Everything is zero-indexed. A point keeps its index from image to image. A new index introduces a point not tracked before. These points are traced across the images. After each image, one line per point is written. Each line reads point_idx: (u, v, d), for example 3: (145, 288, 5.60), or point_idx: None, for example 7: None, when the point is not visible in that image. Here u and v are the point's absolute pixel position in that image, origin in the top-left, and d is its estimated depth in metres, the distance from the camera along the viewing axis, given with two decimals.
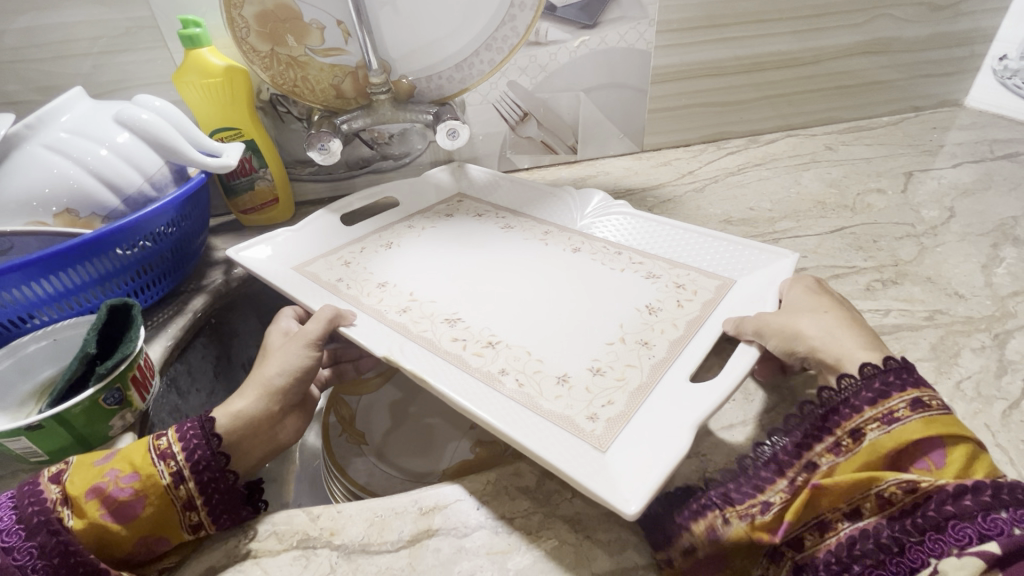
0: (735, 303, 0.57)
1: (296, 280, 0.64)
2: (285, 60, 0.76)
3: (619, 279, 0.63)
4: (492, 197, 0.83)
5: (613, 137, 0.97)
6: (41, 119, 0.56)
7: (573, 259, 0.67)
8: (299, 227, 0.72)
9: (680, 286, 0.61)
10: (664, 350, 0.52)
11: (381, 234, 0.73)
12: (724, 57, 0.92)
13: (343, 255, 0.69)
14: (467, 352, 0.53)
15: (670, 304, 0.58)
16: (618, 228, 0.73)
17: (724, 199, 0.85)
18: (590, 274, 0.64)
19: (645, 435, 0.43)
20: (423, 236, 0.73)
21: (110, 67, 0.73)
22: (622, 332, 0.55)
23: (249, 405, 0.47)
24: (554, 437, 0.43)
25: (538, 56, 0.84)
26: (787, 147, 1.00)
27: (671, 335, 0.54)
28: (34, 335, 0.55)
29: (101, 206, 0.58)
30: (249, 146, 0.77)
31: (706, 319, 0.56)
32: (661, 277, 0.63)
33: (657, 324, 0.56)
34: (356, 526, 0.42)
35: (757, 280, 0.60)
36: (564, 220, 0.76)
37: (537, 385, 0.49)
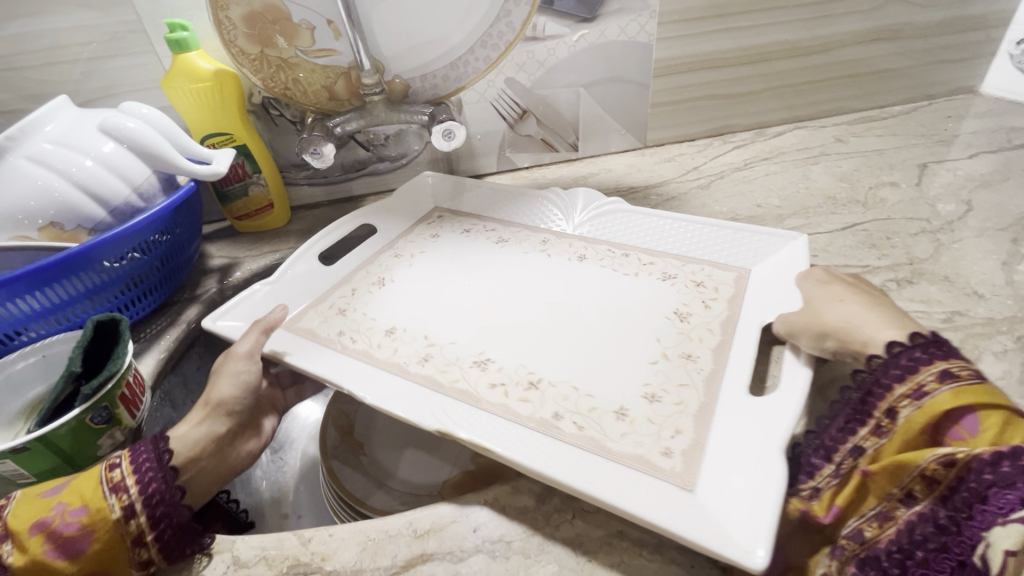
0: (762, 293, 0.57)
1: (288, 343, 0.58)
2: (275, 62, 0.74)
3: (642, 287, 0.61)
4: (471, 206, 0.80)
5: (615, 133, 0.94)
6: (24, 130, 0.55)
7: (594, 272, 0.64)
8: (278, 276, 0.66)
9: (700, 284, 0.60)
10: (710, 361, 0.51)
11: (368, 269, 0.69)
12: (729, 48, 0.89)
13: (335, 301, 0.64)
14: (511, 399, 0.49)
15: (696, 307, 0.57)
16: (613, 227, 0.71)
17: (730, 196, 0.82)
18: (619, 286, 0.61)
19: (729, 464, 0.40)
20: (416, 264, 0.69)
21: (99, 73, 0.72)
22: (663, 348, 0.53)
23: (192, 430, 0.51)
24: (634, 485, 0.40)
25: (535, 52, 0.82)
26: (795, 139, 0.97)
27: (711, 343, 0.52)
28: (22, 353, 0.54)
29: (86, 218, 0.56)
30: (241, 152, 0.76)
31: (741, 316, 0.55)
32: (677, 277, 0.62)
33: (693, 331, 0.54)
34: (348, 550, 0.40)
35: (774, 266, 0.60)
36: (557, 227, 0.73)
37: (598, 425, 0.46)
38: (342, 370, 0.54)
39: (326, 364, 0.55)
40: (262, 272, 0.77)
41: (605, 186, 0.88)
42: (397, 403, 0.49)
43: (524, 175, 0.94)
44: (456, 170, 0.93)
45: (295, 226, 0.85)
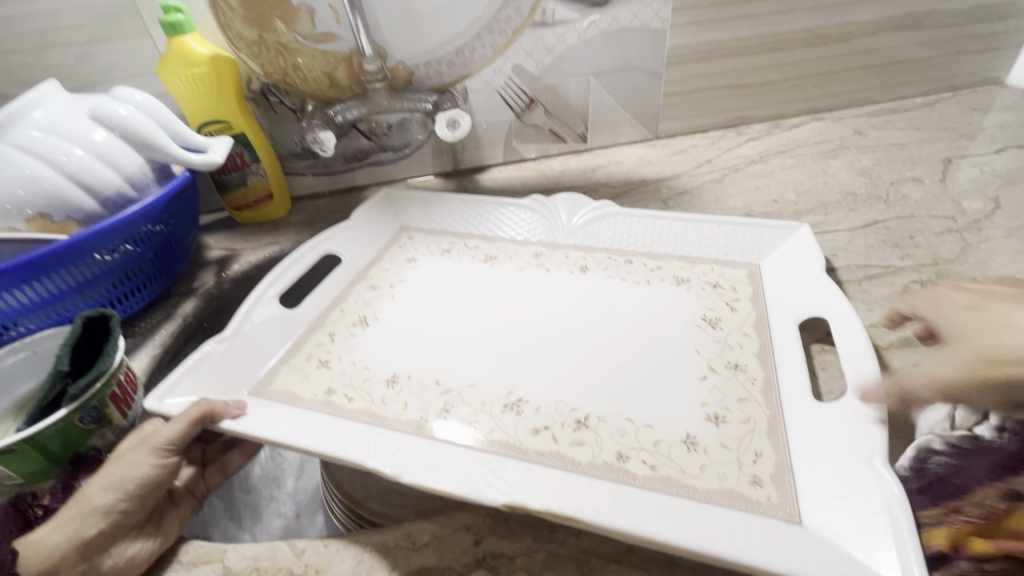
0: (782, 288, 0.58)
1: (269, 411, 0.49)
2: (273, 47, 0.71)
3: (662, 293, 0.59)
4: (443, 221, 0.74)
5: (625, 123, 0.91)
6: (12, 116, 0.53)
7: (616, 285, 0.61)
8: (243, 319, 0.57)
9: (717, 285, 0.59)
10: (759, 368, 0.50)
11: (342, 308, 0.62)
12: (746, 36, 0.85)
13: (312, 352, 0.56)
14: (563, 445, 0.45)
15: (722, 310, 0.56)
16: (611, 232, 0.68)
17: (745, 190, 0.79)
18: (648, 297, 0.59)
19: (826, 488, 0.39)
20: (399, 295, 0.63)
21: (93, 58, 0.69)
22: (707, 361, 0.51)
23: (50, 534, 0.37)
24: (742, 526, 0.38)
25: (544, 39, 0.79)
26: (812, 132, 0.93)
27: (752, 348, 0.52)
28: (11, 348, 0.52)
29: (76, 209, 0.54)
30: (239, 140, 0.73)
31: (770, 313, 0.55)
32: (690, 280, 0.61)
33: (730, 338, 0.53)
34: (344, 563, 0.38)
35: (785, 259, 0.61)
36: (546, 236, 0.69)
37: (673, 463, 0.43)
38: (355, 435, 0.46)
39: (321, 431, 0.46)
40: (261, 265, 0.75)
41: (615, 180, 0.85)
42: (437, 473, 0.41)
43: (531, 167, 0.91)
44: (462, 161, 0.90)
45: (296, 218, 0.83)
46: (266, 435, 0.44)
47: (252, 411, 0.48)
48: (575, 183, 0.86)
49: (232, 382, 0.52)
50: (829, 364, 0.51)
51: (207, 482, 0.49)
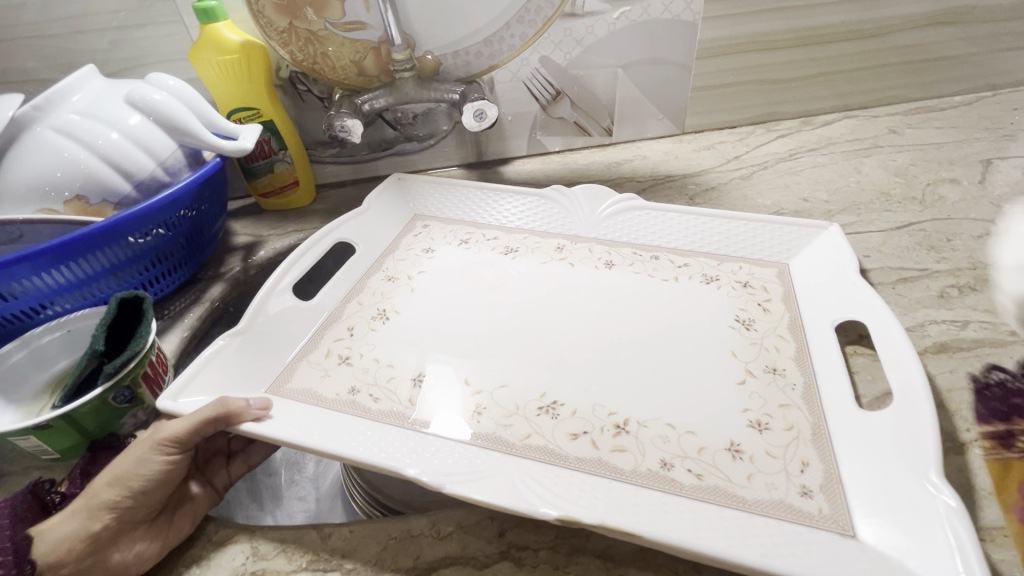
0: (814, 290, 0.56)
1: (287, 411, 0.49)
2: (304, 35, 0.72)
3: (692, 293, 0.58)
4: (459, 212, 0.73)
5: (652, 117, 0.90)
6: (51, 100, 0.54)
7: (647, 284, 0.60)
8: (255, 314, 0.56)
9: (747, 284, 0.58)
10: (798, 372, 0.49)
11: (359, 301, 0.62)
12: (780, 29, 0.83)
13: (333, 349, 0.56)
14: (603, 450, 0.45)
15: (755, 312, 0.56)
16: (636, 229, 0.67)
17: (774, 187, 0.78)
18: (679, 299, 0.58)
19: (882, 500, 0.38)
20: (418, 287, 0.63)
21: (127, 43, 0.70)
22: (745, 365, 0.50)
23: (63, 524, 0.39)
24: (798, 540, 0.37)
25: (573, 30, 0.78)
26: (845, 130, 0.91)
27: (790, 351, 0.51)
28: (47, 326, 0.54)
29: (111, 192, 0.55)
30: (268, 127, 0.74)
31: (804, 316, 0.54)
32: (719, 279, 0.60)
33: (765, 340, 0.52)
34: (369, 550, 0.39)
35: (816, 259, 0.59)
36: (567, 230, 0.69)
37: (720, 472, 0.42)
38: (390, 440, 0.47)
39: (350, 434, 0.47)
40: (286, 252, 0.76)
41: (640, 175, 0.84)
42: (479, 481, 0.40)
43: (555, 160, 0.90)
44: (486, 153, 0.89)
45: (320, 206, 0.83)
46: (285, 436, 0.44)
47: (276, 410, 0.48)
48: (600, 178, 0.85)
49: (249, 381, 0.52)
50: (862, 368, 0.50)
51: (229, 472, 0.49)
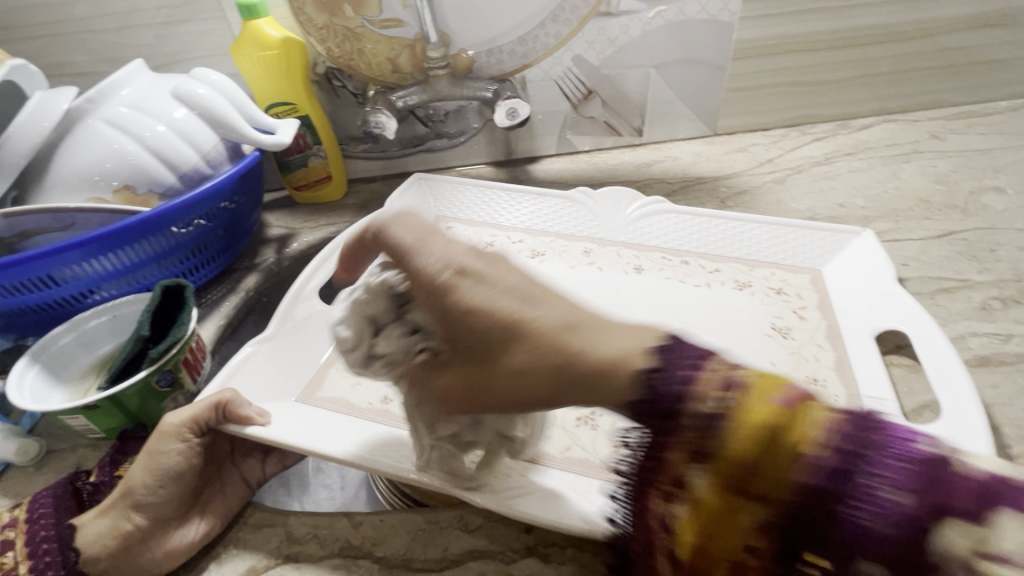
0: (850, 300, 0.56)
1: (315, 418, 0.50)
2: (341, 32, 0.73)
3: (725, 299, 0.58)
4: (486, 212, 0.73)
5: (683, 118, 0.89)
6: (103, 93, 0.56)
7: (679, 291, 0.60)
8: (284, 318, 0.58)
9: (781, 291, 0.58)
10: (840, 384, 0.49)
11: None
12: (818, 31, 0.81)
13: None
14: None
15: (791, 320, 0.55)
16: (665, 234, 0.66)
17: (809, 192, 0.77)
18: (713, 306, 0.58)
19: None
20: None
21: (170, 38, 0.72)
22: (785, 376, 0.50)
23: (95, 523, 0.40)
24: None
25: (607, 29, 0.77)
26: (883, 134, 0.89)
27: (829, 362, 0.51)
28: (95, 311, 0.56)
29: (157, 183, 0.57)
30: (304, 122, 0.75)
31: (841, 322, 0.54)
32: (753, 286, 0.59)
33: (804, 350, 0.52)
34: (399, 539, 0.40)
35: (850, 265, 0.59)
36: (594, 234, 0.68)
37: None
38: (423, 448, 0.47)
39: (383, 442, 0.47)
40: (318, 245, 0.77)
41: (670, 177, 0.84)
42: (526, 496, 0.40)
43: (584, 159, 0.90)
44: (514, 151, 0.90)
45: (351, 200, 0.85)
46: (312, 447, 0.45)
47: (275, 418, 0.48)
48: (629, 178, 0.85)
49: (280, 385, 0.53)
50: (899, 380, 0.50)
51: (262, 467, 0.48)
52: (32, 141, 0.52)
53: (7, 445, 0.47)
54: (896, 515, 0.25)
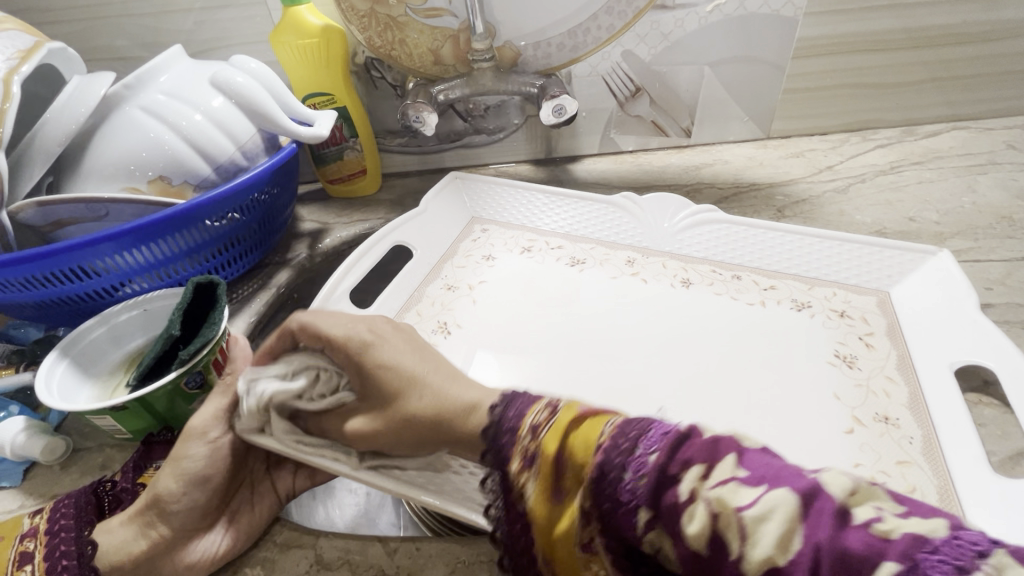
0: (923, 326, 0.51)
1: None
2: (383, 20, 0.70)
3: (782, 320, 0.55)
4: (522, 216, 0.70)
5: (736, 119, 0.83)
6: (140, 80, 0.54)
7: (732, 309, 0.56)
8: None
9: (844, 315, 0.54)
10: (915, 425, 0.45)
11: (418, 311, 0.60)
12: (892, 29, 0.75)
13: None
14: None
15: (856, 347, 0.52)
16: (716, 244, 0.62)
17: (874, 204, 0.72)
18: (770, 327, 0.54)
19: None
20: (480, 298, 0.61)
21: (210, 24, 0.70)
22: (852, 412, 0.47)
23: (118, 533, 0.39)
24: None
25: (661, 23, 0.73)
26: (954, 142, 0.82)
27: (902, 398, 0.47)
28: (125, 305, 0.55)
29: (192, 174, 0.55)
30: (341, 114, 0.73)
31: (914, 353, 0.50)
32: (812, 306, 0.55)
33: (872, 381, 0.49)
34: (435, 571, 0.38)
35: (922, 289, 0.54)
36: (638, 242, 0.65)
37: None
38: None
39: None
40: (351, 242, 0.75)
41: (720, 182, 0.79)
42: None
43: (628, 160, 0.85)
44: (555, 150, 0.86)
45: (385, 196, 0.82)
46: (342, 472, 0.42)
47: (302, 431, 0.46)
48: (676, 182, 0.80)
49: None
50: (989, 421, 0.45)
51: (293, 479, 0.45)
52: (68, 128, 0.50)
53: (33, 443, 0.46)
54: (647, 474, 0.28)
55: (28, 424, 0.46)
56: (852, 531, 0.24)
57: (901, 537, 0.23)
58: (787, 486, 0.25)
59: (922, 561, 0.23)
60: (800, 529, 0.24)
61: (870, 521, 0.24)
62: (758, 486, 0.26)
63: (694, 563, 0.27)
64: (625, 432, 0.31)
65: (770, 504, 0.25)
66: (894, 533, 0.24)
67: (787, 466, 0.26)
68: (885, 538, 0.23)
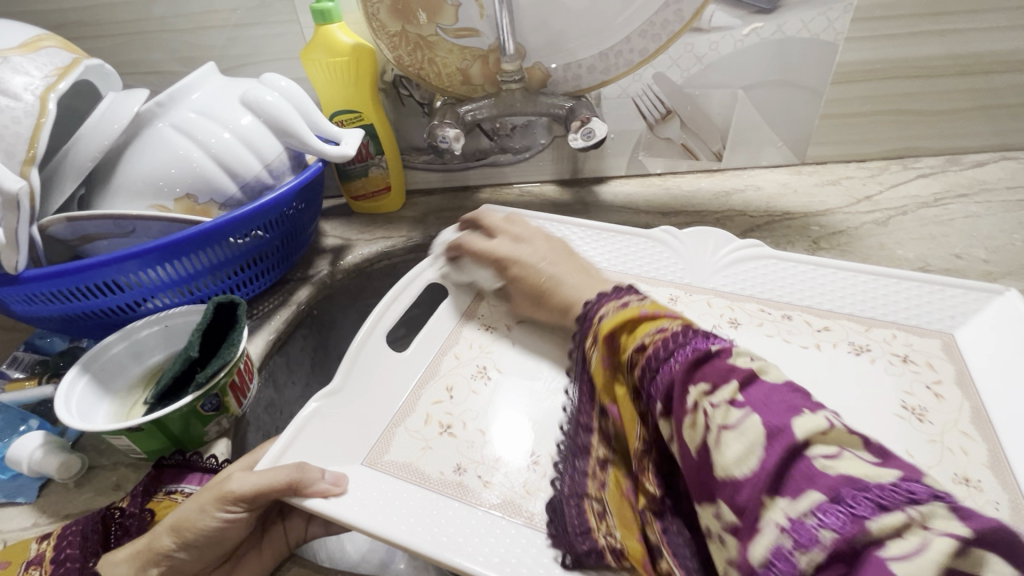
0: (993, 374, 0.49)
1: (382, 490, 0.46)
2: (413, 40, 0.69)
3: (840, 366, 0.52)
4: None
5: (771, 145, 0.81)
6: (173, 97, 0.54)
7: (784, 352, 0.54)
8: (349, 366, 0.54)
9: (908, 360, 0.52)
10: (999, 488, 0.42)
11: (456, 355, 0.58)
12: (937, 55, 0.72)
13: (432, 413, 0.52)
14: None
15: (925, 397, 0.49)
16: (762, 281, 0.60)
17: (916, 238, 0.69)
18: (829, 375, 0.52)
19: None
20: (519, 340, 0.59)
21: (243, 40, 0.71)
22: (929, 472, 0.44)
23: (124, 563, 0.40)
24: None
25: (695, 45, 0.71)
26: (1003, 174, 0.78)
27: (981, 457, 0.44)
28: (147, 320, 0.55)
29: (218, 192, 0.55)
30: (368, 131, 0.73)
31: (989, 405, 0.47)
32: (872, 350, 0.53)
33: (947, 437, 0.46)
34: None
35: (990, 332, 0.52)
36: (681, 278, 0.63)
37: None
38: (490, 532, 0.43)
39: (450, 523, 0.43)
40: (373, 259, 0.75)
41: (751, 209, 0.77)
42: None
43: (656, 183, 0.84)
44: (582, 170, 0.84)
45: (409, 213, 0.82)
46: (370, 526, 0.42)
47: (351, 484, 0.45)
48: (705, 208, 0.78)
49: (348, 446, 0.49)
50: None
51: (305, 528, 0.48)
52: (100, 144, 0.51)
53: (49, 460, 0.46)
54: (662, 381, 0.35)
55: (46, 441, 0.46)
56: (802, 460, 0.27)
57: (838, 475, 0.26)
58: (762, 416, 0.29)
59: (845, 493, 0.25)
60: (760, 453, 0.28)
61: (819, 455, 0.27)
62: (746, 412, 0.29)
63: (681, 454, 0.33)
64: (665, 339, 0.36)
65: (750, 429, 0.28)
66: (835, 470, 0.26)
67: (781, 402, 0.29)
68: (822, 470, 0.26)
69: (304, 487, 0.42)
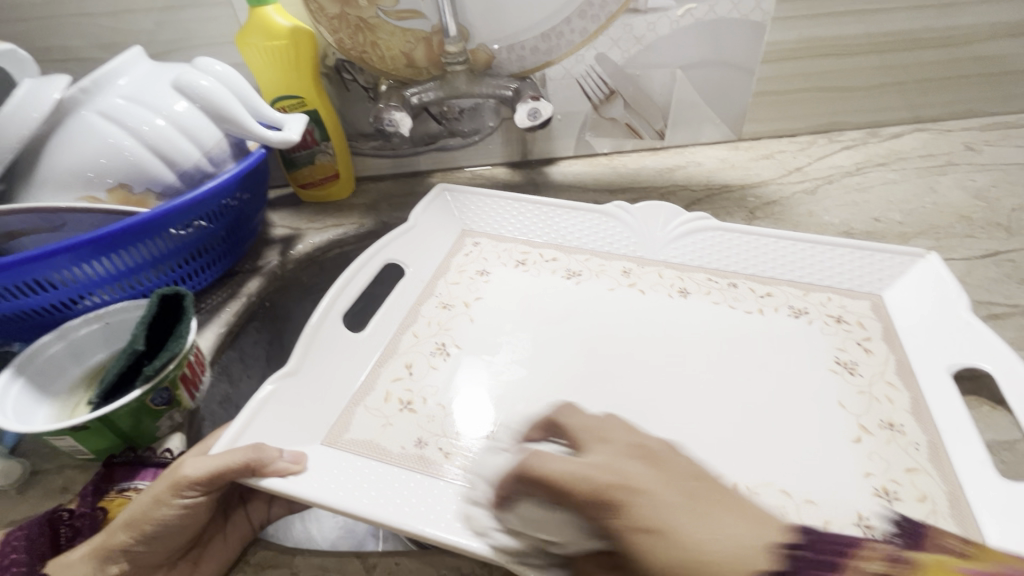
0: (916, 330, 0.54)
1: (346, 467, 0.47)
2: (354, 23, 0.68)
3: (781, 328, 0.56)
4: (509, 226, 0.70)
5: (709, 122, 0.84)
6: (98, 83, 0.52)
7: (727, 318, 0.58)
8: (308, 350, 0.53)
9: (841, 320, 0.56)
10: (920, 431, 0.47)
11: (415, 333, 0.59)
12: (853, 34, 0.77)
13: (394, 391, 0.54)
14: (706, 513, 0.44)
15: (856, 353, 0.54)
16: (708, 252, 0.63)
17: (841, 205, 0.74)
18: (768, 335, 0.56)
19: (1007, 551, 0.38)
20: (478, 316, 0.60)
21: (171, 25, 0.68)
22: (858, 421, 0.48)
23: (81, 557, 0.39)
24: None
25: (634, 26, 0.73)
26: (916, 144, 0.85)
27: (905, 404, 0.49)
28: (86, 318, 0.53)
29: (155, 182, 0.53)
30: (311, 117, 0.71)
31: (912, 356, 0.52)
32: (809, 313, 0.57)
33: (874, 388, 0.51)
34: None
35: (914, 290, 0.56)
36: (633, 252, 0.65)
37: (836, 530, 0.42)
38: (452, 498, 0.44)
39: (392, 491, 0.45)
40: (324, 248, 0.73)
41: (693, 184, 0.80)
42: None
43: (603, 163, 0.86)
44: (531, 152, 0.86)
45: (359, 200, 0.81)
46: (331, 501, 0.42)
47: (309, 462, 0.45)
48: (651, 185, 0.81)
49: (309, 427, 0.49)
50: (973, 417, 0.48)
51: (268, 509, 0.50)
52: (18, 134, 0.48)
53: None
54: None
55: None
56: None
57: None
58: None
59: None
60: None
61: None
62: None
63: None
64: None
65: None
66: None
67: None
68: None
69: (261, 465, 0.41)
